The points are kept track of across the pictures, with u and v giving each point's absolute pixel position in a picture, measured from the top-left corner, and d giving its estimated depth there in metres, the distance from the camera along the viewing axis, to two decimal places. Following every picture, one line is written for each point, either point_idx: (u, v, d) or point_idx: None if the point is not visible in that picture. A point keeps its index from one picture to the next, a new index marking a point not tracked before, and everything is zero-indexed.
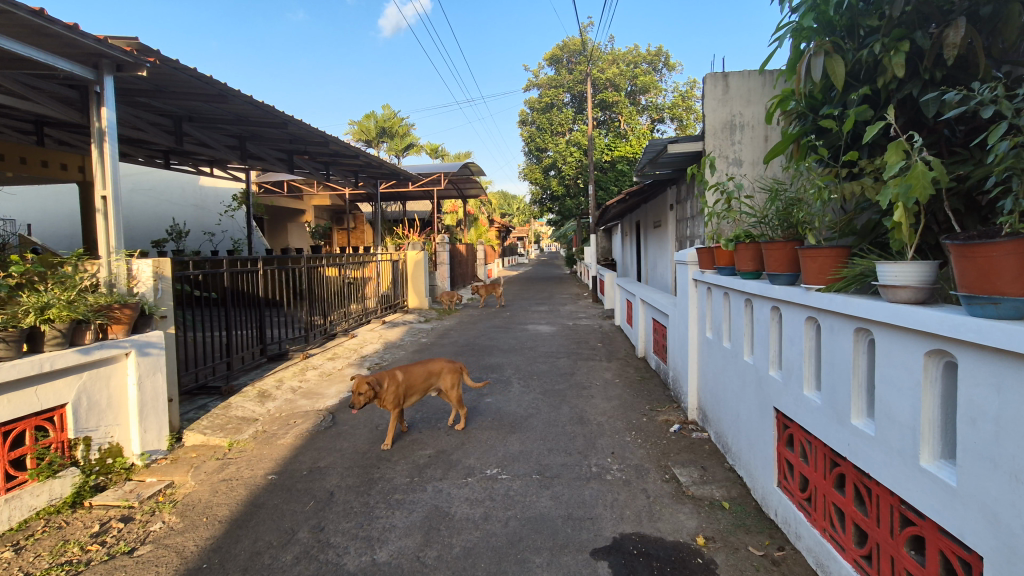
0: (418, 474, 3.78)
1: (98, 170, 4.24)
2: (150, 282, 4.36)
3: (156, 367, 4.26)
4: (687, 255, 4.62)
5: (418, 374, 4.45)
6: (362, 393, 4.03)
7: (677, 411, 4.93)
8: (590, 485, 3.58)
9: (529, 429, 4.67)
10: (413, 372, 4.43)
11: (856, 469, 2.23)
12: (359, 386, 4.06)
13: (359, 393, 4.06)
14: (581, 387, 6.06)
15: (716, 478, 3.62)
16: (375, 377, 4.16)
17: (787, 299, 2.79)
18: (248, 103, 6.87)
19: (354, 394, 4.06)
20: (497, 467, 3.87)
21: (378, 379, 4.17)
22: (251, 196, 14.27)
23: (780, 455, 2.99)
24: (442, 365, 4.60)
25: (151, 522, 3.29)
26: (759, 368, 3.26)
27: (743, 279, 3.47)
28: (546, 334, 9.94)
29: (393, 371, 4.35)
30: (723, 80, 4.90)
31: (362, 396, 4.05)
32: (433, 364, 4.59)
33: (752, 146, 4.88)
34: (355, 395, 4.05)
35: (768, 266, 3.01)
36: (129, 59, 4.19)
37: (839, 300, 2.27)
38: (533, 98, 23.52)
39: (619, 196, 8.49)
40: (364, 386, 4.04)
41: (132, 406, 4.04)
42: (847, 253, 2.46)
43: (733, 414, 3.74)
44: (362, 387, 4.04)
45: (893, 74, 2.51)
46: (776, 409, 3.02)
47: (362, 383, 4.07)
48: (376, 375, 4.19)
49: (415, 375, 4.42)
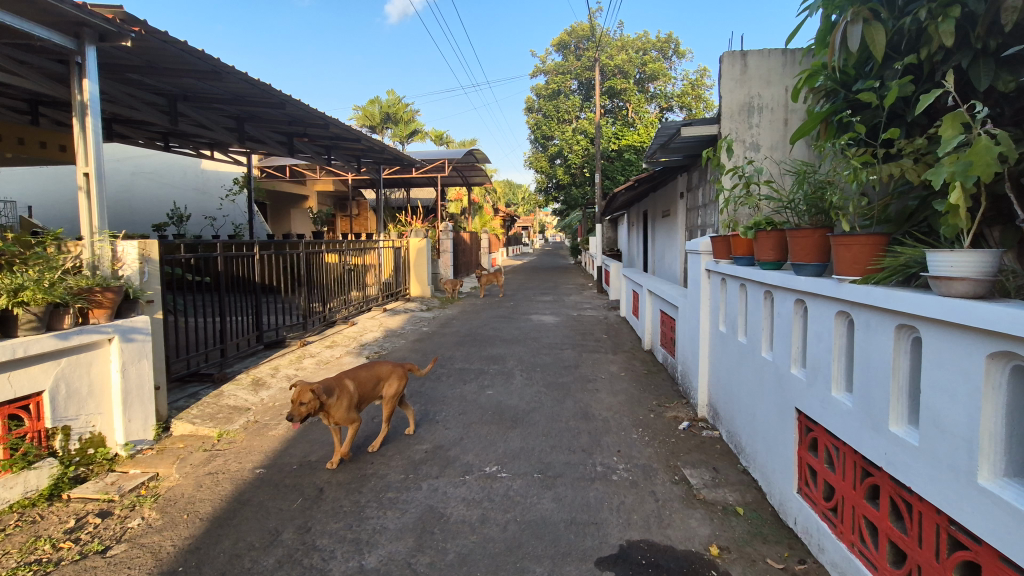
0: (413, 471, 3.59)
1: (80, 146, 4.01)
2: (136, 264, 4.17)
3: (141, 354, 4.07)
4: (699, 244, 4.37)
5: (367, 381, 3.82)
6: (305, 404, 3.31)
7: (686, 408, 4.72)
8: (595, 487, 3.38)
9: (531, 424, 4.47)
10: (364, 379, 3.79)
11: (893, 482, 2.02)
12: (301, 395, 3.33)
13: (300, 404, 3.32)
14: (585, 380, 5.84)
15: (729, 481, 3.41)
16: (323, 385, 3.44)
17: (815, 292, 2.55)
18: (243, 81, 6.52)
19: (294, 405, 3.31)
20: (497, 465, 3.67)
21: (325, 388, 3.46)
22: (252, 180, 14.04)
23: (801, 460, 2.77)
24: (392, 369, 4.01)
25: (129, 518, 3.12)
26: (778, 365, 3.04)
27: (762, 270, 3.23)
28: (550, 325, 9.72)
29: (342, 380, 3.66)
30: (741, 59, 4.60)
31: (303, 409, 3.32)
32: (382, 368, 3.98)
33: (770, 130, 4.60)
34: (295, 406, 3.31)
35: (793, 255, 2.76)
36: (112, 28, 3.94)
37: (878, 294, 2.04)
38: (539, 84, 23.08)
39: (627, 184, 8.20)
40: (308, 396, 3.32)
41: (115, 394, 3.85)
42: (885, 243, 2.22)
43: (747, 413, 3.52)
44: (306, 397, 3.32)
45: (940, 43, 2.24)
46: (797, 411, 2.80)
47: (305, 392, 3.34)
48: (324, 384, 3.47)
49: (364, 384, 3.78)
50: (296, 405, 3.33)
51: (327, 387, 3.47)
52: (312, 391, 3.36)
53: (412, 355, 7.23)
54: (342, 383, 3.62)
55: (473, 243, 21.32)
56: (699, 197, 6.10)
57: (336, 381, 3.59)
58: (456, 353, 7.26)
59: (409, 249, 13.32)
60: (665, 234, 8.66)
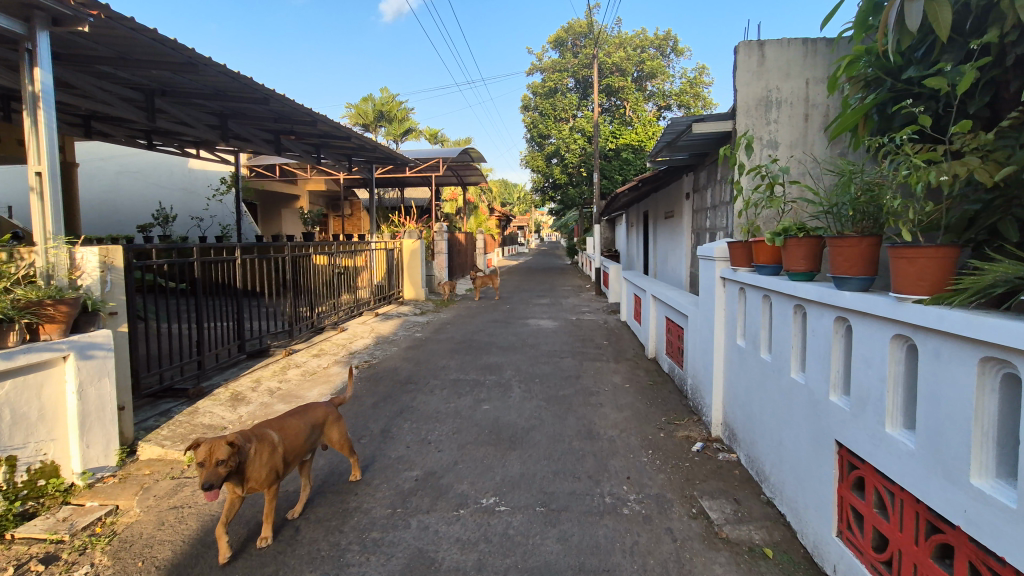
0: (401, 504, 3.23)
1: (32, 142, 3.62)
2: (97, 273, 3.76)
3: (102, 372, 3.68)
4: (714, 250, 4.03)
5: (296, 427, 2.97)
6: (225, 461, 2.44)
7: (698, 426, 4.37)
8: (604, 523, 3.03)
9: (531, 446, 4.11)
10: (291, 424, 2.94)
11: (974, 544, 1.69)
12: (215, 452, 2.44)
13: (216, 463, 2.44)
14: (588, 393, 5.49)
15: (753, 515, 3.06)
16: (242, 436, 2.59)
17: (864, 311, 2.21)
18: (224, 75, 6.04)
19: (208, 467, 2.42)
20: (494, 496, 3.31)
21: (245, 438, 2.61)
22: (240, 180, 13.62)
23: (842, 500, 2.44)
24: (319, 410, 3.20)
25: (77, 565, 2.73)
26: (812, 390, 2.71)
27: (792, 281, 2.89)
28: (548, 330, 9.36)
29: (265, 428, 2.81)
30: (758, 50, 4.26)
31: (224, 468, 2.44)
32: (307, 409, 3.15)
33: (790, 125, 4.26)
34: (210, 468, 2.42)
35: (833, 268, 2.43)
36: (67, 11, 3.54)
37: (956, 318, 1.70)
38: (536, 82, 22.71)
39: (630, 184, 7.83)
40: (226, 450, 2.46)
41: (71, 418, 3.47)
42: (955, 258, 1.90)
43: (772, 438, 3.18)
44: (223, 453, 2.44)
45: (1017, 19, 1.91)
46: (838, 444, 2.46)
47: (220, 446, 2.46)
48: (242, 435, 2.60)
49: (294, 429, 2.94)
50: (210, 468, 2.43)
51: (246, 437, 2.62)
52: (227, 442, 2.49)
53: (404, 365, 6.85)
54: (262, 432, 2.76)
55: (468, 243, 20.94)
56: (708, 198, 5.78)
57: (256, 432, 2.73)
58: (450, 362, 6.90)
59: (402, 251, 12.93)
60: (669, 236, 8.33)
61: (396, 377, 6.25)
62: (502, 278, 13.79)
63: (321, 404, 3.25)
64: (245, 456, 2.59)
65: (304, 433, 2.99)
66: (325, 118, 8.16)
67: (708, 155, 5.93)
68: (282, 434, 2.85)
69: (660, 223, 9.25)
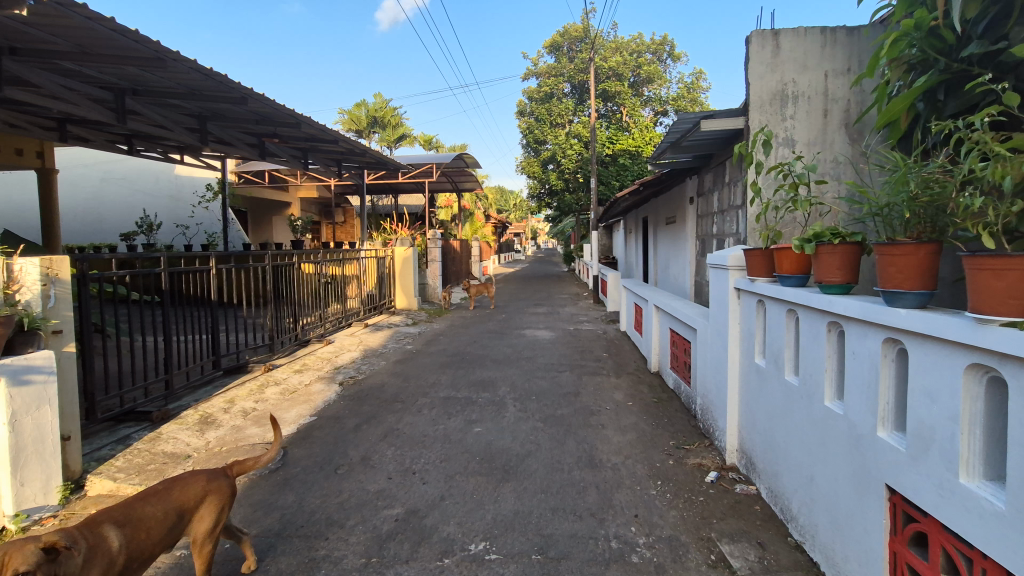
0: (377, 552, 2.81)
1: None
2: (36, 286, 3.35)
3: (42, 399, 3.25)
4: (727, 258, 3.66)
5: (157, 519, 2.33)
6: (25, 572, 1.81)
7: (710, 451, 3.97)
8: (611, 574, 2.62)
9: (526, 476, 3.71)
10: (150, 512, 2.31)
11: None
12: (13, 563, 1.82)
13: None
14: (588, 412, 5.08)
15: (781, 563, 2.65)
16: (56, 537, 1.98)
17: (927, 333, 1.83)
18: (197, 74, 5.61)
19: None
20: (484, 541, 2.90)
21: (65, 539, 2.00)
22: (227, 186, 13.20)
23: (896, 556, 2.04)
24: (205, 482, 2.50)
25: None
26: (852, 421, 2.33)
27: (826, 294, 2.51)
28: (545, 341, 8.95)
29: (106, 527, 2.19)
30: (772, 40, 3.91)
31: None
32: (187, 483, 2.49)
33: (807, 122, 3.90)
34: None
35: (882, 281, 2.06)
36: None
37: None
38: (531, 87, 22.44)
39: (631, 188, 7.46)
40: (31, 555, 1.85)
41: (2, 454, 3.04)
42: None
43: (800, 473, 2.79)
44: (22, 561, 1.82)
45: None
46: (888, 489, 2.07)
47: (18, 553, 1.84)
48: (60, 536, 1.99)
49: (154, 520, 2.31)
50: None
51: (68, 539, 2.01)
52: (34, 549, 1.87)
53: (392, 381, 6.44)
54: (103, 533, 2.15)
55: (463, 251, 20.55)
56: (716, 201, 5.43)
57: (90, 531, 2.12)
58: (442, 377, 6.49)
59: (394, 258, 12.52)
60: (671, 242, 7.97)
61: (382, 395, 5.83)
62: (496, 286, 13.39)
63: (215, 473, 2.57)
64: (63, 568, 1.95)
65: (165, 526, 2.33)
66: (311, 121, 7.77)
67: (713, 157, 5.60)
68: (133, 531, 2.23)
69: (662, 228, 8.90)
